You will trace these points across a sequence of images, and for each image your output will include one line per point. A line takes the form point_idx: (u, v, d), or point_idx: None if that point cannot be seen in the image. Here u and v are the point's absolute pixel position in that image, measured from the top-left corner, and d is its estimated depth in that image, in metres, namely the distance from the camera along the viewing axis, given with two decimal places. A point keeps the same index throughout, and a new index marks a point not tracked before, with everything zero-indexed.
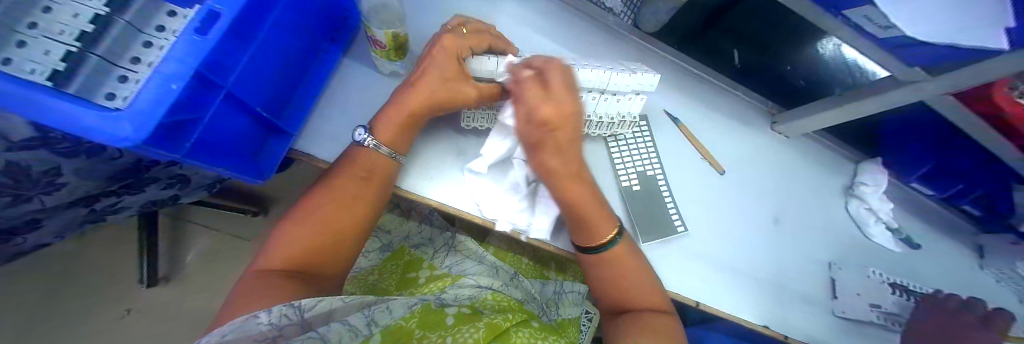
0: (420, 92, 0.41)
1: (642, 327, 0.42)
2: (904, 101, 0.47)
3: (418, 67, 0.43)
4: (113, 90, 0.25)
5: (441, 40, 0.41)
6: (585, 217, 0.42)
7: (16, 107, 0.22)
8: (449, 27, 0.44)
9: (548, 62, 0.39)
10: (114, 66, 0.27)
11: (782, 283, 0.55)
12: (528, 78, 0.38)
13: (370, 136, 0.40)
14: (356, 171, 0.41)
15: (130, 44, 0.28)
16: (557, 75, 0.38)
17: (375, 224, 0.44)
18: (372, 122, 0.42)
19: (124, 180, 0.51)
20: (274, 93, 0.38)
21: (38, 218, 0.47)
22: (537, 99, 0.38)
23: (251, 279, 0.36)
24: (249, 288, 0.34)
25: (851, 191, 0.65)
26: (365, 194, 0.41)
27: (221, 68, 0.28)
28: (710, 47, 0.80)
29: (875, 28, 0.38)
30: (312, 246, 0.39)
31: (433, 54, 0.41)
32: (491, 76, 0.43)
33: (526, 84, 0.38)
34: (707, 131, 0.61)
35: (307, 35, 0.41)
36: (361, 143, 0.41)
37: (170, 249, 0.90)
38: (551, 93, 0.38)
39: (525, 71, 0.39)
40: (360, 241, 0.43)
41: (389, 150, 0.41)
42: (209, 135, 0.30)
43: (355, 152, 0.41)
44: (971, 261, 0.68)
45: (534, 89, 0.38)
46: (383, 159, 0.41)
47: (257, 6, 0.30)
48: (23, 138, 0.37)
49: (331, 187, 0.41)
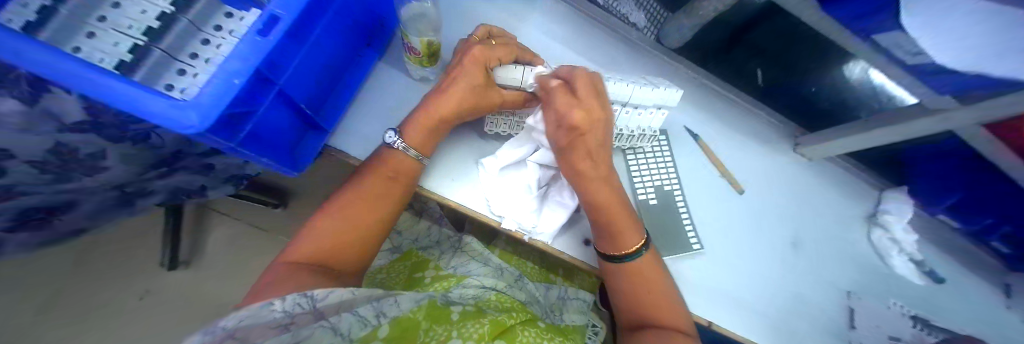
0: (452, 98, 0.42)
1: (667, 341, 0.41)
2: (932, 131, 0.47)
3: (446, 75, 0.44)
4: (172, 83, 0.27)
5: (474, 51, 0.42)
6: (617, 221, 0.43)
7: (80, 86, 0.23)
8: (478, 40, 0.45)
9: (571, 70, 0.42)
10: (174, 60, 0.28)
11: (800, 309, 0.54)
12: (554, 87, 0.42)
13: (402, 141, 0.41)
14: (387, 170, 0.42)
15: (190, 40, 0.30)
16: (585, 82, 0.41)
17: (395, 225, 0.45)
18: (402, 124, 0.43)
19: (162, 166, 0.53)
20: (316, 91, 0.40)
21: (74, 199, 0.49)
22: (565, 105, 0.40)
23: (277, 270, 0.37)
24: (275, 277, 0.36)
25: (874, 219, 0.64)
26: (395, 193, 0.43)
27: (275, 67, 0.30)
28: (733, 66, 0.77)
29: (903, 55, 0.39)
30: (337, 243, 0.40)
31: (466, 64, 0.42)
32: (518, 85, 0.45)
33: (554, 91, 0.41)
34: (726, 148, 0.61)
35: (349, 38, 0.42)
36: (392, 145, 0.42)
37: (192, 234, 0.93)
38: (580, 98, 0.40)
39: (553, 81, 0.42)
40: (382, 239, 0.44)
41: (416, 153, 0.42)
42: (260, 128, 0.31)
43: (385, 153, 0.42)
44: (998, 299, 0.65)
45: (563, 97, 0.41)
46: (410, 162, 0.42)
47: (311, 9, 0.32)
48: (74, 122, 0.40)
49: (359, 188, 0.42)
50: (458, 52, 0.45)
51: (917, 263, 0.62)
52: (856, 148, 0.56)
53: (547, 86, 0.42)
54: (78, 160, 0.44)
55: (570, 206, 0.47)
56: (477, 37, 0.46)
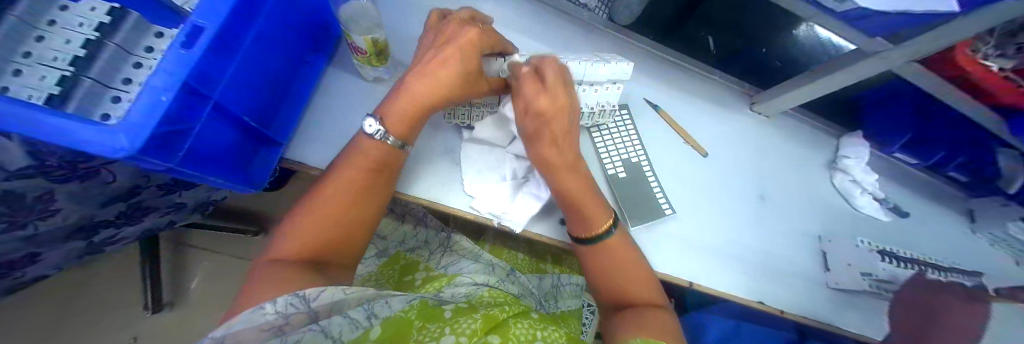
0: (439, 88, 0.41)
1: (635, 319, 0.43)
2: (872, 72, 0.49)
3: (427, 55, 0.42)
4: (109, 111, 0.30)
5: (462, 35, 0.40)
6: (587, 208, 0.44)
7: (17, 127, 0.21)
8: (462, 19, 0.43)
9: (541, 58, 0.43)
10: (107, 88, 0.31)
11: (773, 257, 0.57)
12: (524, 74, 0.42)
13: (382, 130, 0.40)
14: (365, 163, 0.41)
15: (123, 65, 0.32)
16: (553, 70, 0.42)
17: (380, 218, 0.45)
18: (381, 110, 0.41)
19: (111, 202, 0.52)
20: (264, 105, 0.39)
21: (37, 252, 0.50)
22: (532, 92, 0.41)
23: (264, 268, 0.38)
24: (263, 278, 0.37)
25: (835, 165, 0.66)
26: (376, 184, 0.42)
27: (209, 81, 0.29)
28: (686, 36, 0.80)
29: (831, 2, 0.40)
30: (320, 239, 0.40)
31: (448, 47, 0.40)
32: (499, 75, 0.47)
33: (525, 80, 0.42)
34: (688, 116, 0.63)
35: (293, 48, 0.43)
36: (372, 135, 0.41)
37: (169, 276, 0.93)
38: (547, 87, 0.42)
39: (522, 68, 0.42)
40: (369, 232, 0.44)
41: (395, 140, 0.41)
42: (203, 146, 0.31)
43: (360, 145, 0.41)
44: (962, 226, 0.70)
45: (530, 84, 0.42)
46: (386, 148, 0.41)
47: (241, 17, 0.31)
48: (20, 168, 0.39)
49: (335, 180, 0.41)
50: (429, 34, 0.44)
51: (879, 199, 0.65)
52: (806, 98, 0.58)
53: (516, 74, 0.43)
54: (26, 206, 0.43)
55: (542, 199, 0.48)
56: (458, 16, 0.43)
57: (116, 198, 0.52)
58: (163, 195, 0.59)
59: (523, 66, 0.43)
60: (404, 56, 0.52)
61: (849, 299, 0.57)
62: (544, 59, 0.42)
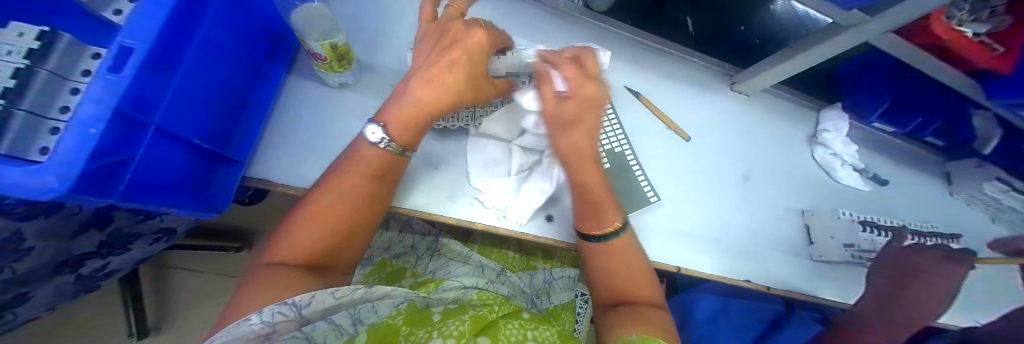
0: (440, 87, 0.39)
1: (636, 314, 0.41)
2: (854, 43, 0.48)
3: (426, 53, 0.41)
4: (48, 144, 0.25)
5: (467, 36, 0.39)
6: (599, 197, 0.45)
7: None
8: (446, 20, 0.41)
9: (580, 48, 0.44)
10: (45, 120, 0.26)
11: (758, 236, 0.57)
12: (562, 61, 0.43)
13: (386, 138, 0.39)
14: (362, 167, 0.40)
15: (59, 94, 0.27)
16: (590, 59, 0.44)
17: (379, 222, 0.44)
18: (383, 117, 0.40)
19: (84, 259, 0.50)
20: (215, 124, 0.37)
21: (23, 292, 0.45)
22: (575, 78, 0.42)
23: (259, 272, 0.37)
24: (256, 283, 0.35)
25: (815, 139, 0.66)
26: (372, 189, 0.41)
27: (145, 105, 0.27)
28: (665, 19, 0.80)
29: None
30: (319, 244, 0.39)
31: (455, 49, 0.39)
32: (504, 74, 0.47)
33: (564, 66, 0.43)
34: (668, 100, 0.62)
35: (243, 57, 0.40)
36: (378, 144, 0.40)
37: (154, 300, 0.91)
38: (584, 72, 0.43)
39: (560, 56, 0.43)
40: (365, 239, 0.43)
41: (399, 147, 0.40)
42: (143, 173, 0.29)
43: (363, 151, 0.40)
44: (941, 189, 0.71)
45: (571, 70, 0.42)
46: (388, 156, 0.40)
47: (176, 31, 0.29)
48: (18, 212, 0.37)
49: (332, 183, 0.39)
50: (424, 35, 0.42)
51: (859, 170, 0.66)
52: (786, 75, 0.58)
53: (551, 61, 0.44)
54: None
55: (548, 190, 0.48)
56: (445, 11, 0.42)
57: (87, 253, 0.50)
58: (150, 244, 0.59)
59: (562, 53, 0.44)
60: (376, 60, 0.50)
61: (831, 271, 0.58)
62: (583, 49, 0.44)
